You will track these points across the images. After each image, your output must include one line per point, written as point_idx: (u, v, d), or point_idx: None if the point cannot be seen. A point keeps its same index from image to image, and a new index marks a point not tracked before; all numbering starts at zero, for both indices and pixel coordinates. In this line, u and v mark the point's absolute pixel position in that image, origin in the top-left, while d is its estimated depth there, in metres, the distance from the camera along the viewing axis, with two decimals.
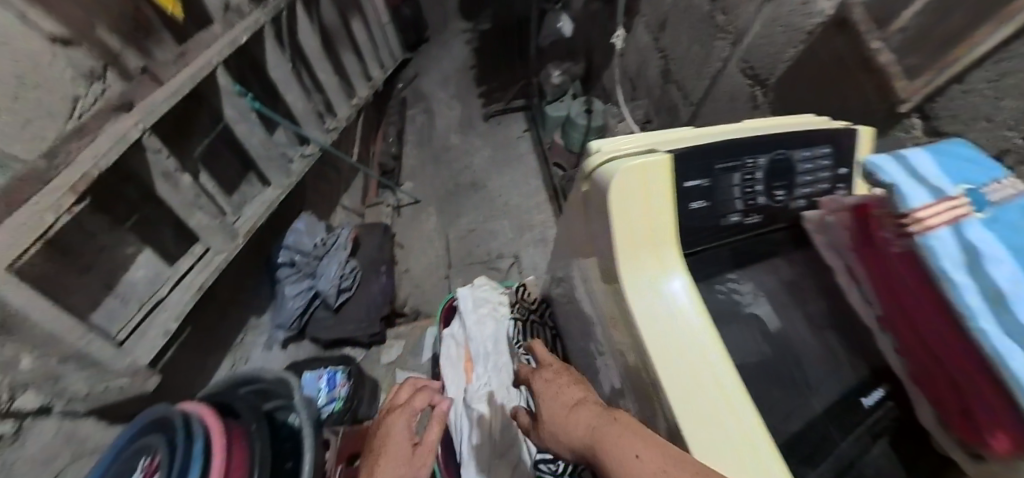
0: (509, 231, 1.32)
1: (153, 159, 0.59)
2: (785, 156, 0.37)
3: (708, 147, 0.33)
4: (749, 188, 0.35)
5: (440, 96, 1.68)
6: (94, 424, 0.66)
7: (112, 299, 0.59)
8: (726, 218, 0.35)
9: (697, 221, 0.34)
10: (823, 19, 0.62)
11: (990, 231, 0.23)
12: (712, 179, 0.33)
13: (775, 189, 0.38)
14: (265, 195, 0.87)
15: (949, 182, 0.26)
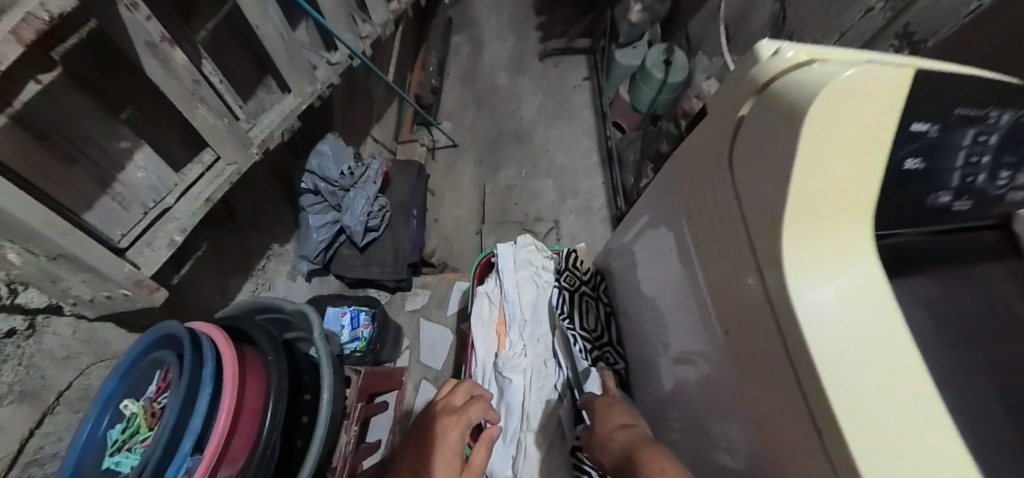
0: (553, 193, 1.22)
1: (129, 18, 0.44)
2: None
3: (948, 76, 0.23)
4: (975, 156, 0.25)
5: (491, 28, 1.53)
6: (112, 331, 0.64)
7: (109, 200, 0.54)
8: (933, 195, 0.26)
9: (897, 194, 0.25)
10: None
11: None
12: (946, 123, 0.23)
13: (1002, 168, 0.27)
14: (283, 103, 0.72)
15: None
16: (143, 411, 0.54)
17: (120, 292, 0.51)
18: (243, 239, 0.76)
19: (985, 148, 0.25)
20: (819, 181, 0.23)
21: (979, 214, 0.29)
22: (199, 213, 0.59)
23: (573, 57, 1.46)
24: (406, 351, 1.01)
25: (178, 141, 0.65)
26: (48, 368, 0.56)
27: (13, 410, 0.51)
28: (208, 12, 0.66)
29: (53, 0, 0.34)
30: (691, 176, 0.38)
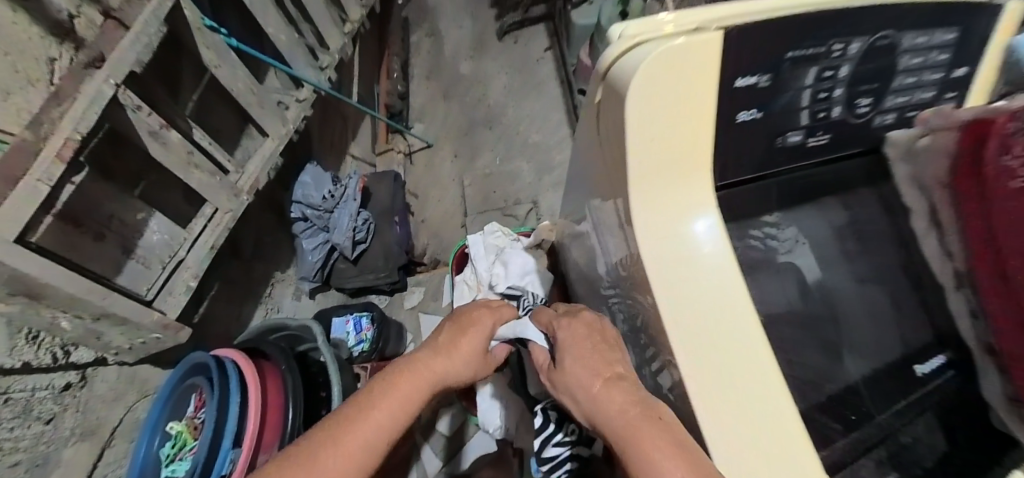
0: (530, 173, 1.25)
1: (133, 117, 0.50)
2: (888, 44, 0.26)
3: (760, 36, 0.23)
4: (820, 95, 0.27)
5: (445, 15, 1.53)
6: (150, 370, 0.73)
7: (134, 263, 0.56)
8: (783, 137, 0.28)
9: (744, 137, 0.27)
10: None
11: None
12: (777, 71, 0.24)
13: (857, 97, 0.28)
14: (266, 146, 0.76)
15: None
16: (186, 427, 0.61)
17: (152, 336, 0.55)
18: (250, 272, 0.83)
19: (824, 87, 0.27)
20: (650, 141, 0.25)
21: (853, 140, 0.31)
22: (208, 259, 0.61)
23: (531, 29, 1.45)
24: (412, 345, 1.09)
25: None
26: (101, 408, 0.64)
27: (77, 448, 0.60)
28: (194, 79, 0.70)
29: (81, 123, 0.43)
30: (591, 154, 0.40)
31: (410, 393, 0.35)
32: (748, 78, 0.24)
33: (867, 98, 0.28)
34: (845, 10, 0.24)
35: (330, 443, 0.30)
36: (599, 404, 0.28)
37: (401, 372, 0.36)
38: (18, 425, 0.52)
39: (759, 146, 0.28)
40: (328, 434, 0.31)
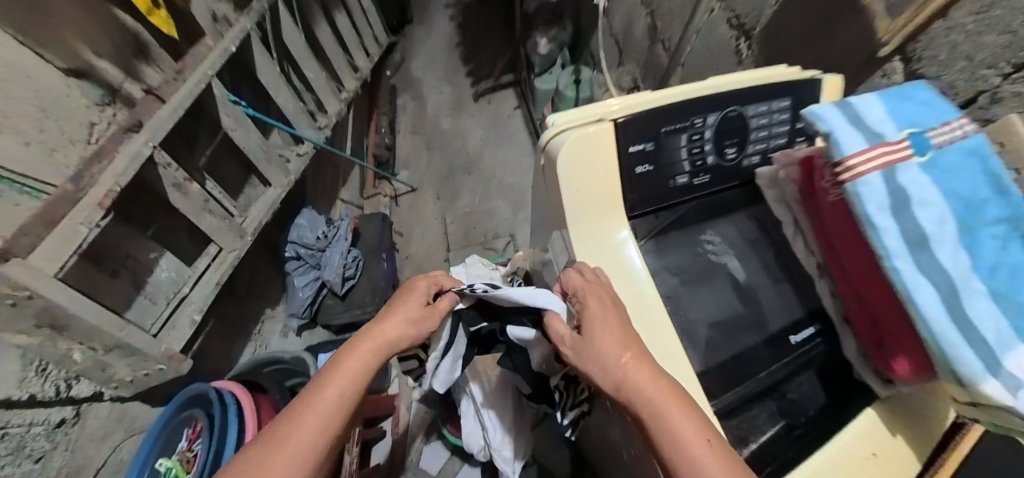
0: (506, 210, 1.36)
1: (164, 172, 0.69)
2: (734, 115, 0.47)
3: (647, 120, 0.44)
4: (692, 147, 0.46)
5: (426, 77, 1.70)
6: (140, 406, 0.75)
7: (144, 299, 0.70)
8: (671, 179, 0.47)
9: (643, 180, 0.45)
10: None
11: (909, 175, 0.36)
12: (654, 143, 0.45)
13: (724, 145, 0.48)
14: (269, 194, 0.96)
15: (897, 128, 0.38)
16: (180, 461, 0.65)
17: (159, 367, 0.68)
18: (246, 309, 0.91)
19: (695, 140, 0.46)
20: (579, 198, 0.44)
21: (727, 178, 0.49)
22: (212, 294, 0.77)
23: (502, 92, 1.63)
24: (395, 378, 1.17)
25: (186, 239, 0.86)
26: (91, 446, 0.66)
27: None
28: (208, 139, 0.87)
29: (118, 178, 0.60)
30: (539, 203, 0.58)
31: (348, 376, 0.39)
32: (638, 147, 0.45)
33: (731, 146, 0.47)
34: (698, 103, 0.46)
35: (282, 436, 0.36)
36: (628, 374, 0.35)
37: (338, 360, 0.41)
38: (11, 462, 0.54)
39: (659, 181, 0.46)
40: (286, 430, 0.36)
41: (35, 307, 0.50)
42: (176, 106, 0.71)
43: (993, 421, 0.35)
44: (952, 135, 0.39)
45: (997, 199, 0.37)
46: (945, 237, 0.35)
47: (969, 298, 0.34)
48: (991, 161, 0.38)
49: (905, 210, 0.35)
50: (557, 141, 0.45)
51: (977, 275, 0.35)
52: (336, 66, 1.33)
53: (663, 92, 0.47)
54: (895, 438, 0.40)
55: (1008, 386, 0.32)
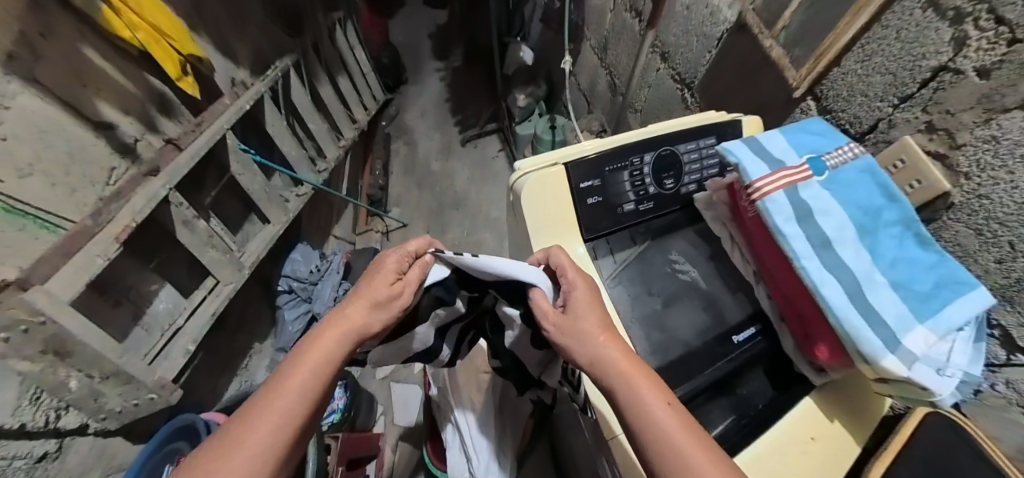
0: (492, 244, 1.43)
1: (175, 210, 0.84)
2: (667, 154, 0.65)
3: (597, 163, 0.63)
4: (635, 181, 0.64)
5: (419, 125, 1.85)
6: (119, 444, 0.82)
7: (140, 329, 0.83)
8: (620, 205, 0.64)
9: (594, 208, 0.63)
10: (727, 23, 0.84)
11: (809, 192, 0.51)
12: (601, 180, 0.63)
13: (663, 177, 0.65)
14: (270, 229, 1.09)
15: (798, 155, 0.54)
16: None
17: (151, 395, 0.79)
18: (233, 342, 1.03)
19: (636, 175, 0.64)
20: (541, 219, 0.61)
21: (667, 202, 0.66)
22: (206, 325, 0.90)
23: (488, 137, 1.77)
24: (381, 417, 1.16)
25: (186, 272, 0.96)
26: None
27: None
28: (215, 182, 0.99)
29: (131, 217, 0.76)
30: (514, 229, 0.73)
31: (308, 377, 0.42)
32: (590, 183, 0.63)
33: (668, 177, 0.65)
34: (636, 148, 0.64)
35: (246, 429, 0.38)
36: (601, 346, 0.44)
37: (303, 358, 0.43)
38: None
39: (610, 208, 0.64)
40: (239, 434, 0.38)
41: (48, 332, 0.63)
42: (190, 159, 0.87)
43: (897, 385, 0.45)
44: (843, 160, 0.54)
45: (889, 205, 0.51)
46: (845, 236, 0.49)
47: (868, 283, 0.46)
48: (880, 177, 0.52)
49: (809, 219, 0.49)
50: (519, 185, 0.63)
51: (879, 268, 0.47)
52: (335, 118, 1.47)
53: (613, 141, 0.66)
54: (833, 422, 0.50)
55: (904, 360, 0.42)
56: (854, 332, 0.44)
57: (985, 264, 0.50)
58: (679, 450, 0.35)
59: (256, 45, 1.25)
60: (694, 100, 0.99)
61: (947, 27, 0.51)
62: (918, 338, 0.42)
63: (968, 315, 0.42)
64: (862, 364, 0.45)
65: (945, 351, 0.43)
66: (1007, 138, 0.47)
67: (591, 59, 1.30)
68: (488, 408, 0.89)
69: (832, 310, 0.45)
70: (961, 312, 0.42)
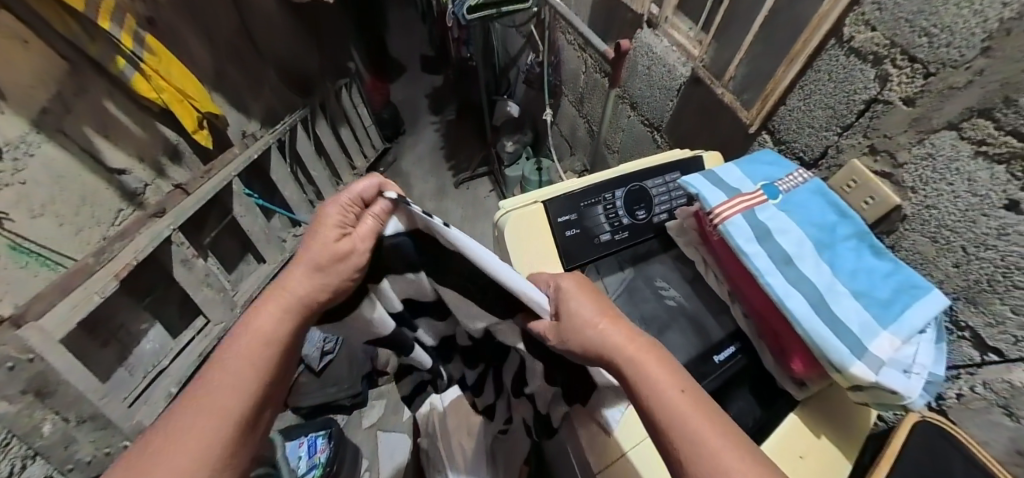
0: None
1: (176, 249, 0.88)
2: (637, 189, 0.70)
3: (570, 200, 0.68)
4: (609, 215, 0.68)
5: (414, 171, 1.94)
6: None
7: (121, 373, 0.86)
8: (597, 237, 0.67)
9: (574, 240, 0.66)
10: (683, 77, 0.92)
11: (766, 214, 0.55)
12: (577, 214, 0.67)
13: (636, 209, 0.70)
14: (265, 270, 1.13)
15: (754, 183, 0.60)
16: None
17: (121, 443, 0.80)
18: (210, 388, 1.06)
19: (609, 209, 0.69)
20: (522, 252, 0.64)
21: (642, 231, 0.69)
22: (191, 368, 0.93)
23: (480, 180, 1.86)
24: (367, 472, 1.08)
25: (176, 310, 0.99)
26: None
27: None
28: (216, 223, 1.04)
29: (134, 254, 0.79)
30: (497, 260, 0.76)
31: (226, 402, 0.34)
32: (566, 217, 0.67)
33: (640, 209, 0.70)
34: (605, 185, 0.70)
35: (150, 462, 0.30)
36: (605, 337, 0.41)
37: (223, 376, 0.35)
38: None
39: (588, 240, 0.67)
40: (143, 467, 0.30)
41: (34, 369, 0.64)
42: (196, 202, 0.92)
43: (875, 398, 0.46)
44: (796, 184, 0.61)
45: (842, 221, 0.56)
46: (804, 253, 0.52)
47: (830, 293, 0.49)
48: (830, 196, 0.58)
49: (769, 239, 0.53)
50: (501, 223, 0.67)
51: (841, 280, 0.50)
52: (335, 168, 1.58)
53: (583, 181, 0.72)
54: (819, 439, 0.51)
55: (871, 365, 0.44)
56: (820, 341, 0.46)
57: (944, 270, 0.54)
58: (699, 440, 0.33)
59: (268, 104, 1.45)
60: (664, 140, 1.07)
61: (870, 68, 0.59)
62: (883, 343, 0.44)
63: (925, 318, 0.45)
64: (836, 374, 0.46)
65: (913, 353, 0.45)
66: (941, 154, 0.53)
67: (568, 109, 1.42)
68: (476, 447, 0.85)
69: (798, 322, 0.47)
70: (919, 314, 0.45)
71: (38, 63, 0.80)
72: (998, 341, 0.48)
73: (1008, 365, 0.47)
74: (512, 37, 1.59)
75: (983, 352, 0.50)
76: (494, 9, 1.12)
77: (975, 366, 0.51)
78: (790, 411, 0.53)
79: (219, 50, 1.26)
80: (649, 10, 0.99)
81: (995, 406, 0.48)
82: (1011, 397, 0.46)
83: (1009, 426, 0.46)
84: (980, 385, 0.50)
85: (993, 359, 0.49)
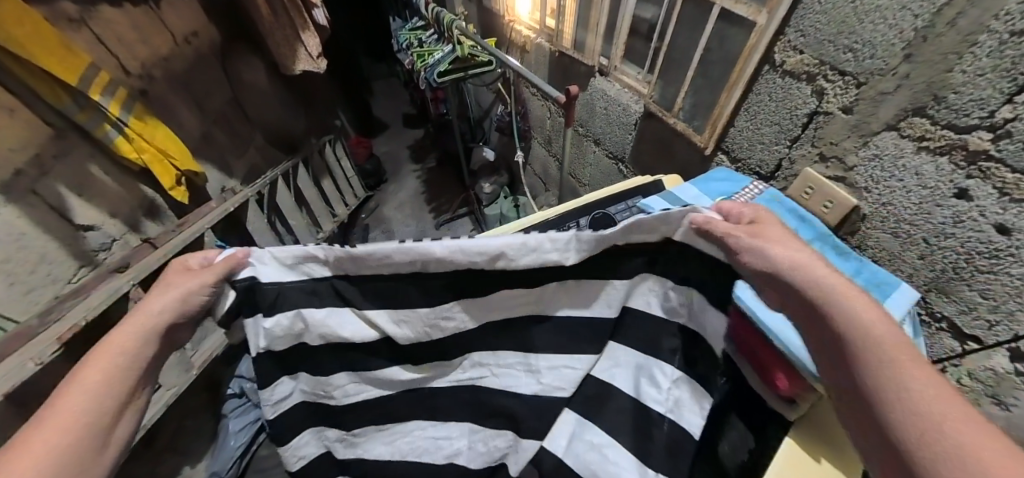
0: None
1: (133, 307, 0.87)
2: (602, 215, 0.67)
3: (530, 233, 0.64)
4: None
5: (396, 217, 1.98)
6: None
7: None
8: None
9: None
10: (638, 113, 0.98)
11: None
12: None
13: None
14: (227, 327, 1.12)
15: (711, 199, 0.57)
16: None
17: None
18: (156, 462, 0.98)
19: None
20: None
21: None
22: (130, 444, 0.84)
23: (461, 221, 1.89)
24: None
25: None
26: None
27: None
28: None
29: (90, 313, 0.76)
30: None
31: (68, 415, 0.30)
32: None
33: None
34: (568, 214, 0.68)
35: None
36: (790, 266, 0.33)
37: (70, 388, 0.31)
38: None
39: None
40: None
41: None
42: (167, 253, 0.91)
43: None
44: (753, 194, 0.58)
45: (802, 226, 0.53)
46: None
47: None
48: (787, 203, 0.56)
49: None
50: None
51: None
52: (316, 222, 1.62)
53: (544, 212, 0.70)
54: None
55: None
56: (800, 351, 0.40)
57: (911, 265, 0.54)
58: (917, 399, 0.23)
59: (251, 163, 1.51)
60: (628, 170, 1.10)
61: (805, 85, 0.61)
62: None
63: (898, 315, 0.42)
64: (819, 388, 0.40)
65: None
66: (886, 154, 0.54)
67: (538, 150, 1.48)
68: None
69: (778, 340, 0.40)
70: (892, 312, 0.42)
71: (17, 134, 0.82)
72: (975, 328, 0.49)
73: (987, 352, 0.49)
74: (484, 92, 1.69)
75: (964, 342, 0.51)
76: (461, 72, 1.19)
77: (957, 357, 0.52)
78: None
79: (208, 118, 1.32)
80: (599, 62, 1.06)
81: (985, 396, 0.50)
82: (997, 385, 0.48)
83: (999, 414, 0.48)
84: (967, 376, 0.51)
85: (974, 347, 0.50)
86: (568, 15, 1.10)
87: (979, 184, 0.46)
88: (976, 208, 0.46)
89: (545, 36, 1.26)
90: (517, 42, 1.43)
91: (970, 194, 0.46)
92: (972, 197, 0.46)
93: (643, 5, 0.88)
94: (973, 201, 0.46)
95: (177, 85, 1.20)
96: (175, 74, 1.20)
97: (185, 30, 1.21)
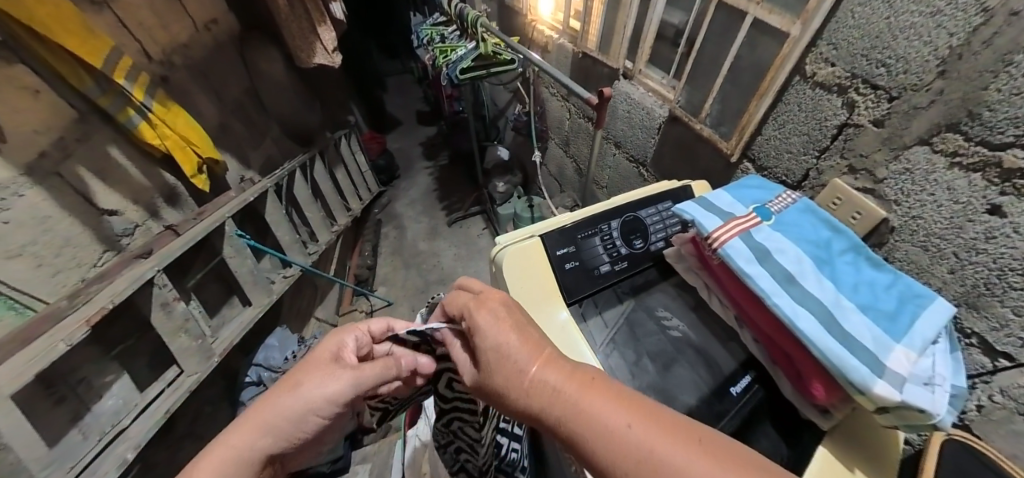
0: None
1: (157, 291, 0.86)
2: (632, 218, 0.68)
3: (563, 232, 0.65)
4: (606, 246, 0.65)
5: (407, 213, 1.99)
6: None
7: (73, 434, 0.78)
8: (597, 268, 0.63)
9: (573, 272, 0.62)
10: (662, 117, 0.98)
11: (762, 235, 0.52)
12: (573, 245, 0.63)
13: (632, 238, 0.67)
14: (244, 317, 1.13)
15: (744, 207, 0.57)
16: None
17: None
18: (172, 449, 0.99)
19: (606, 240, 0.66)
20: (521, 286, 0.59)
21: (640, 260, 0.66)
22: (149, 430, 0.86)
23: (473, 219, 1.90)
24: None
25: (145, 365, 0.95)
26: None
27: None
28: (201, 265, 1.06)
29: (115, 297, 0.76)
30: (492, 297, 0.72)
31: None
32: (563, 250, 0.63)
33: (638, 238, 0.66)
34: (600, 214, 0.68)
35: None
36: (542, 389, 0.37)
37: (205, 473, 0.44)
38: None
39: (587, 274, 0.63)
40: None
41: None
42: (185, 242, 0.91)
43: (908, 422, 0.41)
44: (787, 203, 0.58)
45: (836, 237, 0.54)
46: (806, 271, 0.48)
47: (838, 311, 0.45)
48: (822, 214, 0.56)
49: (769, 259, 0.50)
50: (497, 259, 0.63)
51: (844, 295, 0.46)
52: (330, 215, 1.63)
53: (574, 213, 0.70)
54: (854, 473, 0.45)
55: (893, 383, 0.39)
56: (838, 362, 0.41)
57: (941, 279, 0.55)
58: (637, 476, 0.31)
59: (267, 154, 1.51)
60: (648, 174, 1.11)
61: (836, 97, 0.62)
62: (898, 357, 0.40)
63: (934, 327, 0.42)
64: (858, 396, 0.41)
65: (930, 365, 0.41)
66: (916, 168, 0.55)
67: (555, 151, 1.48)
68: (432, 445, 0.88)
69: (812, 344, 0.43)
70: (928, 324, 0.43)
71: (45, 118, 0.83)
72: (1006, 345, 0.50)
73: (1020, 369, 0.49)
74: (500, 91, 1.70)
75: (994, 358, 0.51)
76: (483, 70, 1.20)
77: (988, 373, 0.52)
78: (819, 443, 0.47)
79: (227, 108, 1.33)
80: (623, 65, 1.06)
81: (1016, 413, 0.50)
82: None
83: None
84: (998, 393, 0.52)
85: (1006, 364, 0.50)
86: (594, 16, 1.10)
87: (1013, 201, 0.46)
88: (1009, 224, 0.47)
89: (567, 37, 1.27)
90: (538, 42, 1.44)
91: (1003, 211, 0.47)
92: (1006, 213, 0.47)
93: (671, 11, 0.89)
94: (1007, 217, 0.47)
95: (197, 74, 1.20)
96: (196, 63, 1.20)
97: (207, 19, 1.24)
